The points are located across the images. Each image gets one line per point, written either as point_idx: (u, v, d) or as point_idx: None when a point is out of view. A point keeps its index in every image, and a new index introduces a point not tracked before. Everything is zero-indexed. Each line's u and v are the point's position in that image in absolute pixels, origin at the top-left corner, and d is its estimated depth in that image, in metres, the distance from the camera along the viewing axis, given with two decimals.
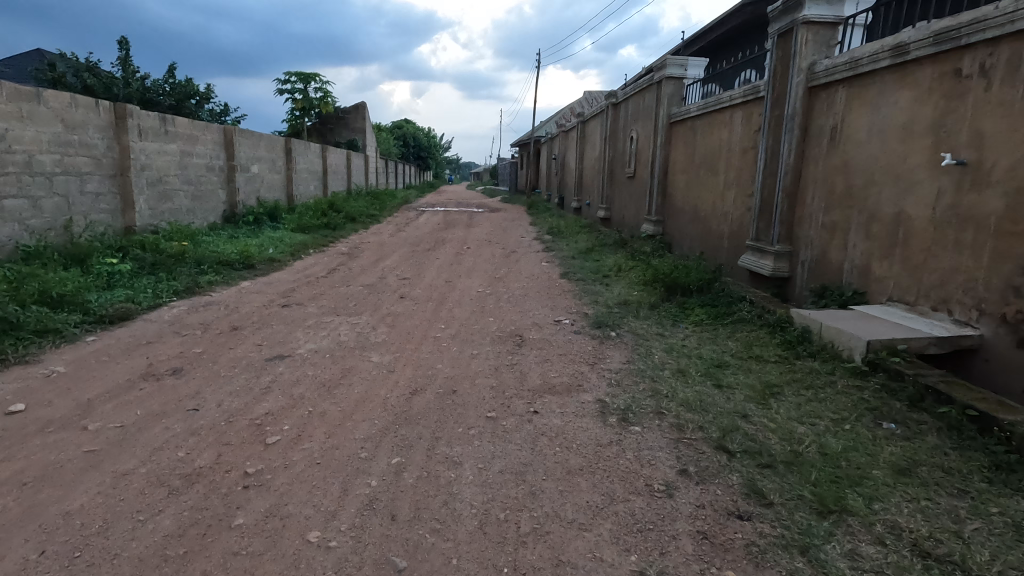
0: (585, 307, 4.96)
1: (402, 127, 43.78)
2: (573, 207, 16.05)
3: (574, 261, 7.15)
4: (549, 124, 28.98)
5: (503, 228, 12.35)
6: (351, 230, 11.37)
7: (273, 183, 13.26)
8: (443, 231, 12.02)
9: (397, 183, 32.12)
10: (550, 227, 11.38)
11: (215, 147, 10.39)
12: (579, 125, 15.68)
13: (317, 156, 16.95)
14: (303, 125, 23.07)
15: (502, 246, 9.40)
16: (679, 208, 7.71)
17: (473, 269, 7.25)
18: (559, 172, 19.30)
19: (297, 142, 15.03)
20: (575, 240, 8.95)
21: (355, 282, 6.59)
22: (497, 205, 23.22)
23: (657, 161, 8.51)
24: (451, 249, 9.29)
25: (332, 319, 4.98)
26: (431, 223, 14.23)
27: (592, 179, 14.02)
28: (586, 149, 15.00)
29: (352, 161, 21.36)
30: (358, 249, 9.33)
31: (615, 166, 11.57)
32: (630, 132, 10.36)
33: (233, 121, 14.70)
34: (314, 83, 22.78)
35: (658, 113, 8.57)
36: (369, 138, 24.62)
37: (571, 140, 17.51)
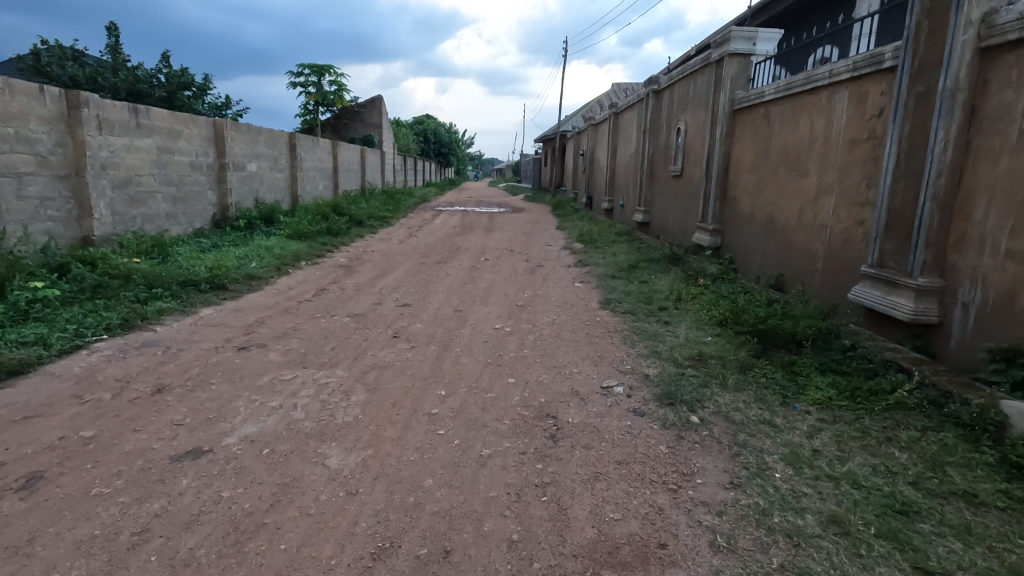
0: (643, 365, 3.53)
1: (423, 123, 42.62)
2: (604, 209, 14.54)
3: (617, 284, 5.70)
4: (576, 118, 27.41)
5: (525, 234, 10.96)
6: (356, 236, 10.12)
7: (274, 182, 12.10)
8: (459, 237, 10.68)
9: (417, 181, 30.97)
10: (580, 233, 9.93)
11: (203, 143, 9.21)
12: (612, 118, 14.16)
13: (328, 153, 15.79)
14: (316, 120, 22.02)
15: (525, 258, 8.01)
16: (747, 216, 6.21)
17: (490, 292, 5.87)
18: (588, 170, 17.81)
19: (304, 138, 13.85)
20: (613, 252, 7.50)
21: (342, 310, 5.27)
22: (520, 205, 21.82)
23: (714, 157, 7.00)
24: (466, 261, 7.95)
25: (296, 373, 3.68)
26: (448, 226, 12.92)
27: (626, 179, 12.49)
28: (619, 144, 13.48)
29: (366, 158, 20.18)
30: (358, 261, 8.06)
31: (656, 163, 10.05)
32: (677, 123, 8.85)
33: (235, 115, 13.61)
34: (328, 76, 21.68)
35: (716, 100, 7.06)
36: (386, 133, 23.43)
37: (601, 135, 16.00)
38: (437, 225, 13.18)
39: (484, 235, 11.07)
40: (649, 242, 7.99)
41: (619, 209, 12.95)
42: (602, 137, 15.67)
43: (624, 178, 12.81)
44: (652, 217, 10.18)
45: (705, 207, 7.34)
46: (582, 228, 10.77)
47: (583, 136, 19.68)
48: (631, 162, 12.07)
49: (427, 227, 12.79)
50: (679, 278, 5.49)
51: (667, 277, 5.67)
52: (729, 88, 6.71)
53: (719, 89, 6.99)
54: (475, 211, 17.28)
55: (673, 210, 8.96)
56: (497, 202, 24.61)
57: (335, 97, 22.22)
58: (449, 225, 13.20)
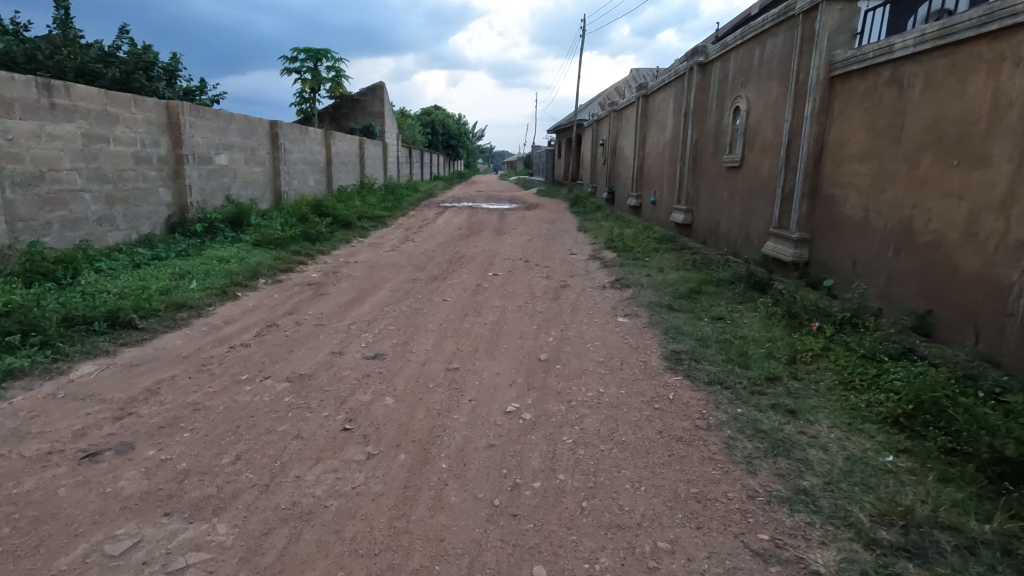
0: (793, 543, 1.79)
1: (431, 113, 40.87)
2: (630, 207, 12.76)
3: (682, 326, 3.96)
4: (592, 106, 25.55)
5: (542, 238, 9.24)
6: (340, 241, 8.49)
7: (251, 176, 10.49)
8: (462, 241, 8.98)
9: (423, 174, 29.32)
10: (610, 238, 8.20)
11: (152, 130, 7.58)
12: (640, 102, 12.33)
13: (319, 144, 14.16)
14: (313, 109, 20.40)
15: (544, 274, 6.29)
16: (860, 223, 4.45)
17: (502, 333, 4.17)
18: (609, 161, 16.02)
19: (289, 126, 12.20)
20: (661, 269, 5.75)
21: (282, 367, 3.60)
22: (533, 200, 20.07)
23: (800, 142, 5.21)
24: (470, 277, 6.26)
25: (144, 531, 2.02)
26: (453, 227, 11.23)
27: (660, 172, 10.69)
28: (649, 132, 11.70)
29: (365, 150, 18.51)
30: (335, 277, 6.42)
31: (702, 153, 8.25)
32: (735, 101, 7.06)
33: (211, 100, 12.01)
34: (325, 62, 20.02)
35: (803, 65, 5.27)
36: (388, 123, 21.77)
37: (626, 121, 14.19)
38: (439, 226, 11.48)
39: (493, 238, 9.35)
40: (705, 253, 6.23)
41: (650, 208, 11.15)
42: (628, 125, 13.83)
43: (656, 170, 11.01)
44: (697, 218, 8.41)
45: (781, 208, 5.57)
46: (610, 231, 9.01)
47: (603, 124, 17.85)
48: (666, 151, 10.26)
49: (428, 228, 11.10)
50: (776, 321, 3.74)
51: (755, 317, 3.92)
52: (826, 47, 4.92)
53: (808, 50, 5.21)
54: (483, 209, 15.57)
55: (729, 211, 7.17)
56: (508, 197, 22.87)
57: (333, 84, 20.56)
58: (454, 225, 11.51)
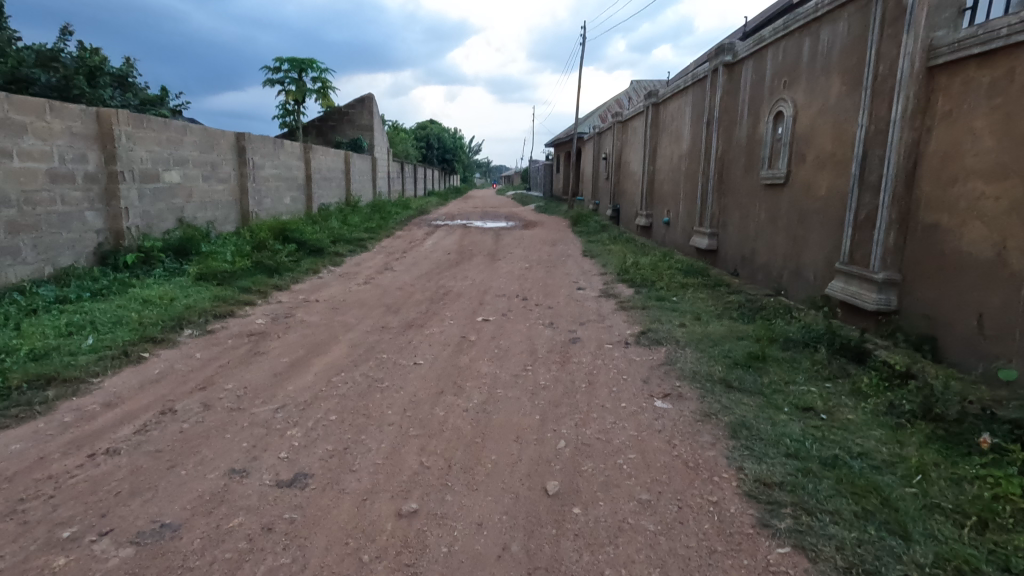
0: None
1: (425, 127, 39.90)
2: (639, 227, 11.55)
3: (760, 428, 2.66)
4: (592, 118, 24.50)
5: (542, 266, 7.98)
6: (305, 272, 7.22)
7: (211, 195, 9.25)
8: (450, 271, 7.70)
9: (416, 190, 28.17)
10: (624, 268, 6.93)
11: (76, 142, 6.32)
12: (649, 112, 11.15)
13: (297, 159, 12.96)
14: (297, 122, 19.26)
15: (548, 320, 5.00)
16: (991, 264, 3.18)
17: (490, 430, 2.87)
18: (614, 176, 14.85)
19: (260, 139, 10.98)
20: (699, 319, 4.48)
21: (141, 507, 2.29)
22: (532, 217, 18.88)
23: (883, 153, 3.97)
24: (455, 325, 4.97)
25: None
26: (442, 251, 9.96)
27: (675, 189, 9.46)
28: (660, 143, 10.50)
29: (351, 165, 17.33)
30: (286, 324, 5.13)
31: (731, 167, 7.03)
32: (775, 105, 5.85)
33: (173, 111, 10.81)
34: (310, 72, 18.93)
35: (883, 54, 4.04)
36: (377, 137, 20.65)
37: (632, 132, 13.04)
38: (425, 250, 10.22)
39: (487, 267, 8.08)
40: (750, 293, 4.97)
41: (665, 228, 9.92)
42: (634, 137, 12.67)
43: (670, 186, 9.79)
44: (726, 244, 7.15)
45: (854, 238, 4.31)
46: (623, 257, 7.75)
47: (605, 136, 16.73)
48: (683, 165, 9.03)
49: (413, 253, 9.83)
50: (909, 427, 2.47)
51: (870, 415, 2.64)
52: (921, 26, 3.69)
53: (891, 34, 3.98)
54: (477, 228, 14.34)
55: (771, 238, 5.92)
56: (504, 214, 21.69)
57: (319, 95, 19.44)
58: (443, 249, 10.25)
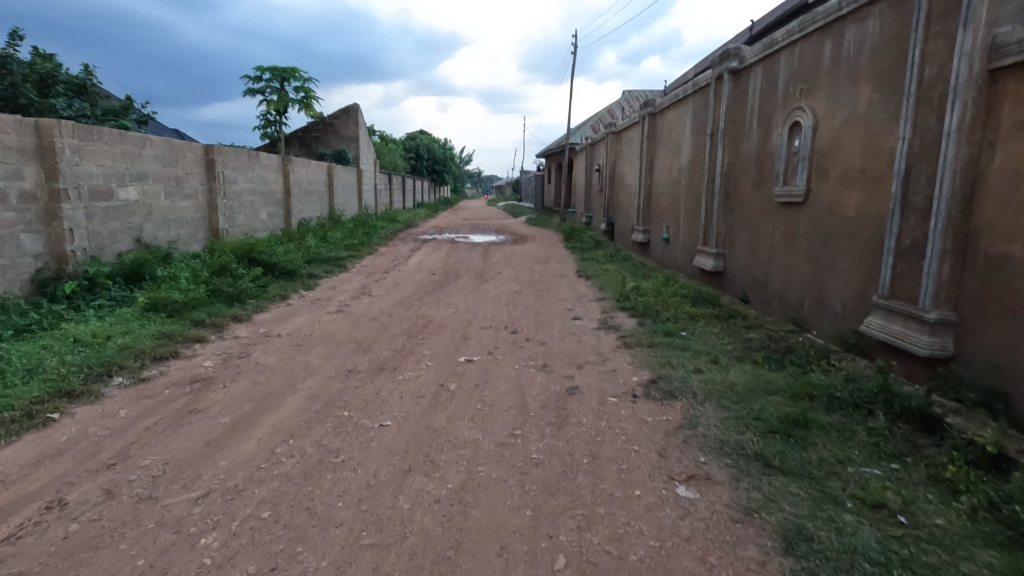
0: None
1: (414, 138, 39.37)
2: (636, 243, 10.96)
3: (828, 544, 1.97)
4: (583, 129, 24.07)
5: (533, 290, 7.34)
6: (271, 299, 6.53)
7: (175, 212, 8.54)
8: (433, 296, 7.03)
9: (404, 202, 27.56)
10: (623, 294, 6.28)
11: (9, 157, 5.62)
12: (644, 123, 10.62)
13: (274, 172, 12.28)
14: (278, 133, 18.59)
15: (539, 361, 4.36)
16: None
17: (466, 535, 2.21)
18: (607, 189, 14.31)
19: (232, 152, 10.30)
20: (716, 365, 3.82)
21: None
22: (523, 231, 18.30)
23: (934, 171, 3.38)
24: (433, 367, 4.31)
25: None
26: (426, 271, 9.31)
27: (675, 204, 8.88)
28: (657, 156, 9.95)
29: (334, 177, 16.67)
30: (238, 366, 4.46)
31: (739, 183, 6.45)
32: (791, 116, 5.28)
33: (138, 122, 10.12)
34: (293, 82, 18.31)
35: (930, 56, 3.47)
36: (363, 148, 20.02)
37: (626, 144, 12.51)
38: (408, 270, 9.56)
39: (473, 290, 7.42)
40: (771, 330, 4.33)
41: (664, 246, 9.34)
42: (629, 149, 12.14)
43: (669, 201, 9.21)
44: (735, 266, 6.55)
45: (896, 268, 3.70)
46: (621, 281, 7.12)
47: (597, 147, 16.22)
48: (683, 179, 8.47)
49: (395, 273, 9.17)
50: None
51: (968, 521, 2.02)
52: (979, 22, 3.12)
53: (939, 32, 3.41)
54: (465, 243, 13.71)
55: (789, 263, 5.32)
56: (494, 227, 21.11)
57: (302, 106, 18.81)
58: (428, 268, 9.60)
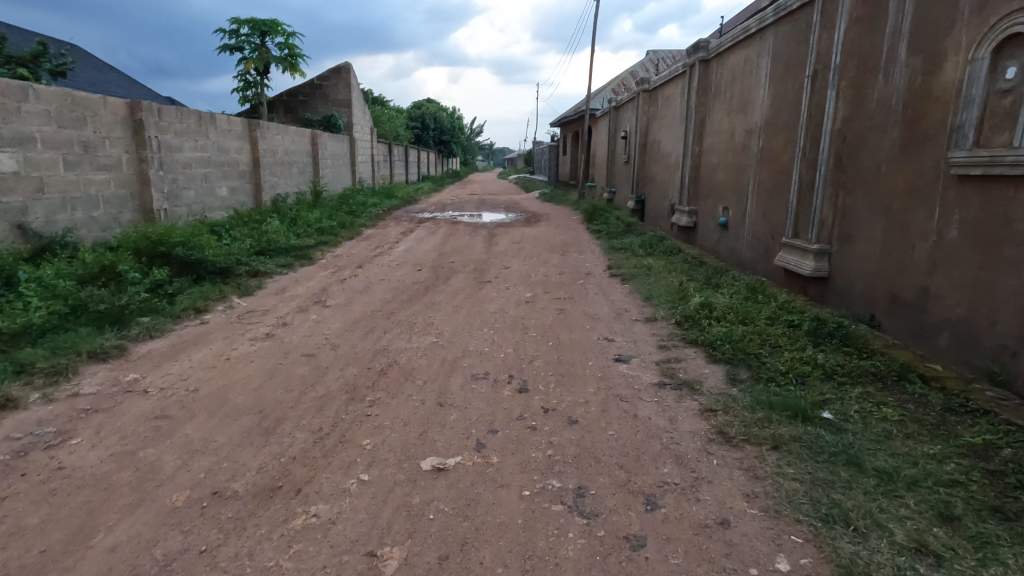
0: None
1: (420, 106, 36.88)
2: (678, 228, 8.78)
3: None
4: (604, 92, 21.58)
5: (552, 300, 5.26)
6: (171, 318, 4.54)
7: (81, 188, 6.54)
8: (408, 309, 5.01)
9: (407, 175, 25.41)
10: (687, 316, 4.18)
11: None
12: (692, 74, 8.32)
13: (236, 138, 10.21)
14: (259, 96, 16.42)
15: (570, 477, 2.33)
16: None
17: None
18: (636, 160, 12.07)
19: (172, 111, 8.24)
20: (963, 543, 1.77)
21: None
22: (536, 208, 16.15)
23: None
24: (371, 489, 2.30)
25: None
26: (412, 264, 7.27)
27: (740, 179, 6.67)
28: (712, 116, 7.68)
29: (320, 146, 14.54)
30: (23, 474, 2.47)
31: (864, 149, 4.29)
32: (998, 32, 3.10)
33: (53, 74, 8.10)
34: (273, 36, 16.04)
35: None
36: (356, 114, 17.83)
37: (663, 105, 10.23)
38: (390, 262, 7.51)
39: (468, 299, 5.37)
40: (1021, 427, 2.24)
41: (722, 234, 7.17)
42: (668, 109, 9.86)
43: (729, 176, 7.00)
44: (853, 273, 4.42)
45: None
46: (674, 289, 5.01)
47: (624, 111, 13.86)
48: (755, 145, 6.27)
49: (373, 267, 7.15)
50: None
51: None
52: None
53: None
54: (467, 224, 11.62)
55: (981, 278, 3.19)
56: (504, 203, 18.90)
57: (285, 67, 16.55)
58: (415, 261, 7.56)
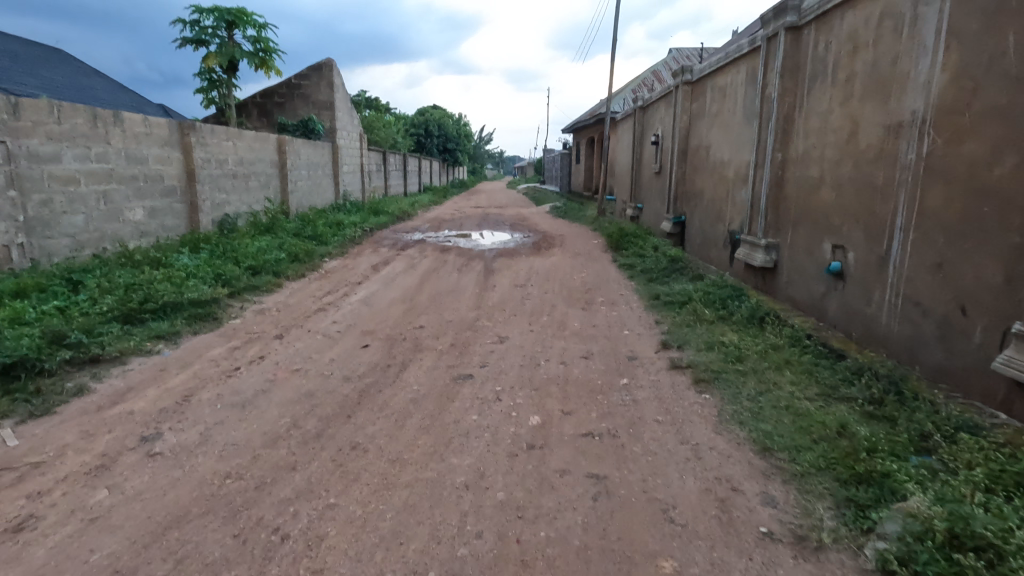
0: None
1: (424, 113, 34.76)
2: (746, 265, 6.27)
3: None
4: (623, 93, 19.17)
5: (577, 444, 2.79)
6: None
7: None
8: (300, 471, 2.58)
9: (405, 187, 23.15)
10: (924, 572, 1.72)
11: None
12: (770, 51, 5.82)
13: (159, 145, 7.90)
14: (227, 98, 14.17)
15: None
16: None
17: None
18: (673, 171, 9.61)
19: (36, 106, 5.89)
20: None
21: None
22: (548, 227, 13.75)
23: None
24: None
25: None
26: (361, 330, 4.84)
27: (874, 204, 4.17)
28: (808, 107, 5.19)
29: (291, 155, 12.26)
30: None
31: None
32: None
33: None
34: (240, 28, 13.79)
35: None
36: (341, 118, 15.58)
37: (716, 98, 7.76)
38: (333, 322, 5.11)
39: (423, 434, 2.93)
40: None
41: (834, 286, 4.68)
42: (724, 104, 7.40)
43: (848, 198, 4.50)
44: None
45: None
46: (822, 439, 2.56)
47: (654, 111, 11.41)
48: (912, 151, 3.77)
49: (302, 335, 4.74)
50: None
51: None
52: None
53: None
54: (459, 251, 9.21)
55: None
56: (509, 219, 16.51)
57: (256, 62, 14.41)
58: (368, 320, 5.16)
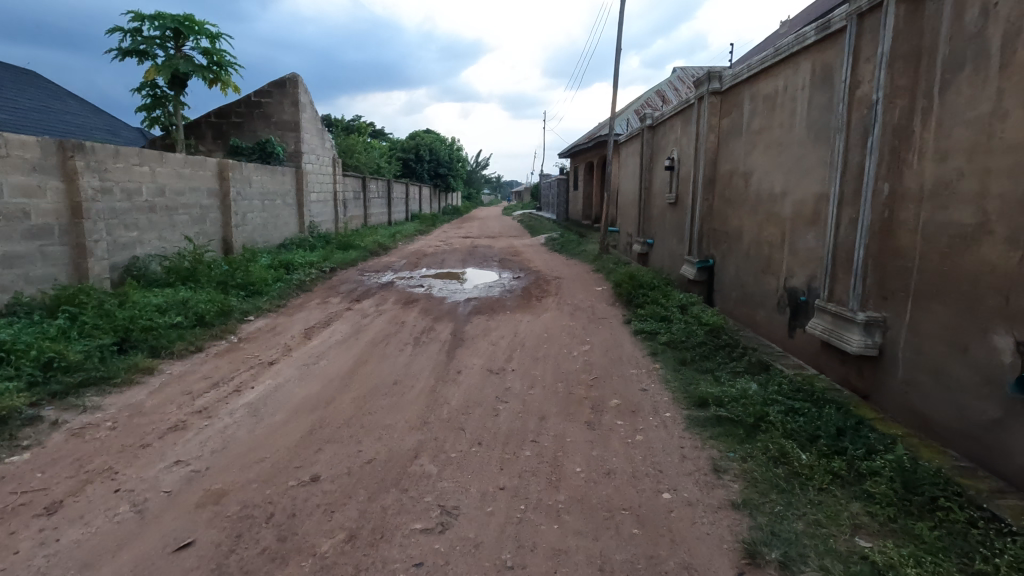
0: None
1: (415, 137, 33.17)
2: (825, 347, 4.30)
3: None
4: (625, 114, 17.45)
5: None
6: None
7: None
8: None
9: (388, 215, 21.29)
10: None
11: None
12: (863, 33, 3.94)
13: (20, 170, 5.93)
14: (174, 119, 12.28)
15: None
16: None
17: None
18: (695, 204, 7.69)
19: None
20: None
21: None
22: (541, 266, 11.79)
23: None
24: None
25: None
26: (209, 487, 2.82)
27: None
28: (944, 114, 3.29)
29: (236, 182, 10.34)
30: None
31: None
32: None
33: None
34: (190, 38, 12.06)
35: None
36: (308, 140, 13.74)
37: (760, 110, 5.88)
38: (175, 463, 3.09)
39: None
40: None
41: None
42: (775, 117, 5.51)
43: None
44: None
45: None
46: None
47: (667, 131, 9.56)
48: None
49: (98, 503, 2.71)
50: None
51: None
52: None
53: None
54: (426, 305, 7.20)
55: None
56: (499, 254, 14.58)
57: (209, 78, 12.64)
58: (237, 457, 3.14)
